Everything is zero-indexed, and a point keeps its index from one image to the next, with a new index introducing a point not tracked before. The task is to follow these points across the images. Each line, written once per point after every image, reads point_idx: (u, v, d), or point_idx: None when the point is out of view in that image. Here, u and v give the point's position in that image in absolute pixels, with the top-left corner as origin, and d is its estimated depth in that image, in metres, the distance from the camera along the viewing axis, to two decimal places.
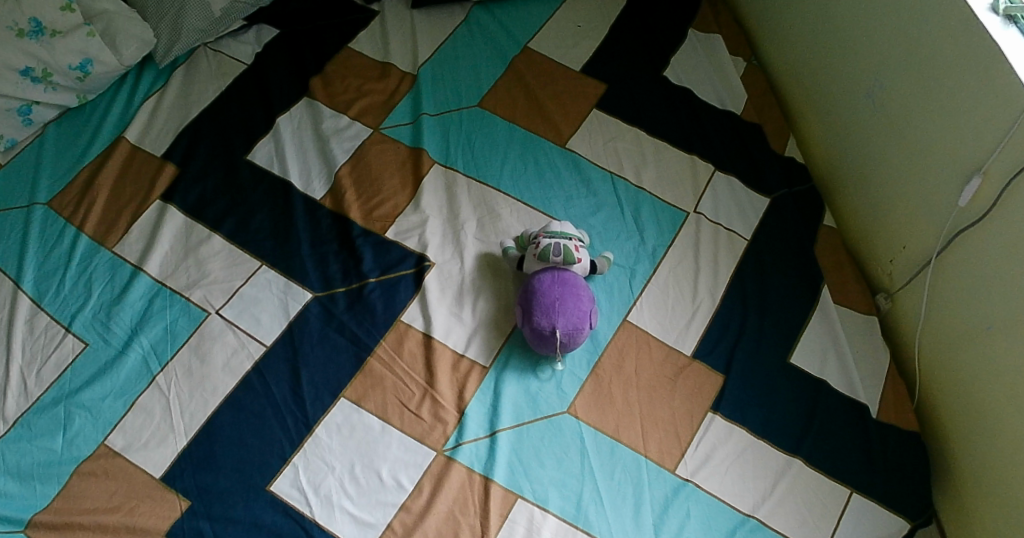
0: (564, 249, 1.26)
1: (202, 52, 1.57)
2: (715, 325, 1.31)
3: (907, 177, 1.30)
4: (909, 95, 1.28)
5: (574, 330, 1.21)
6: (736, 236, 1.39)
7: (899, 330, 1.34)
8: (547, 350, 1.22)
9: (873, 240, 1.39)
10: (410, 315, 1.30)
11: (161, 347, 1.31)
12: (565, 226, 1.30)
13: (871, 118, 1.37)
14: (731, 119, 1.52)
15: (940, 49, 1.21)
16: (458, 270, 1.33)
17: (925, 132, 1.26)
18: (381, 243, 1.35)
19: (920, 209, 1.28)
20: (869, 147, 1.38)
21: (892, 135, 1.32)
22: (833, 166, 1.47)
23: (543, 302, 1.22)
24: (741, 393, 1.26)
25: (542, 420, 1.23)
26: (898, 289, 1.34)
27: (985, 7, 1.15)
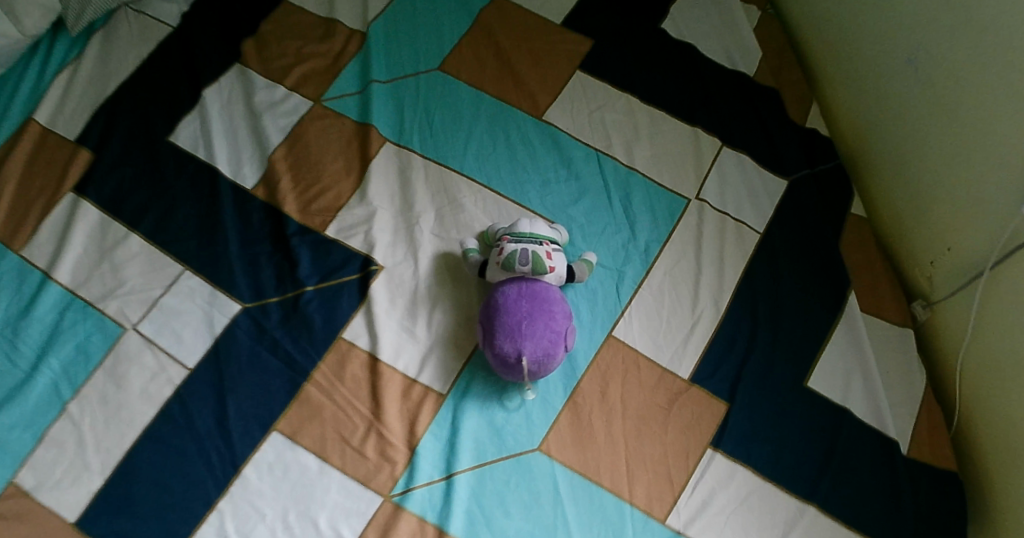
0: (533, 257, 1.03)
1: (123, 15, 1.35)
2: (717, 341, 1.10)
3: (960, 172, 1.12)
4: (968, 76, 1.09)
5: (545, 357, 1.00)
6: (747, 228, 1.18)
7: (937, 344, 1.19)
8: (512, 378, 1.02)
9: (911, 239, 1.22)
10: (353, 332, 1.08)
11: (76, 367, 1.10)
12: (535, 226, 1.08)
13: (917, 99, 1.18)
14: (740, 81, 1.30)
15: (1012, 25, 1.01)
16: (411, 275, 1.10)
17: (987, 122, 1.07)
18: (320, 243, 1.13)
19: (974, 211, 1.10)
20: (920, 125, 1.18)
21: (945, 121, 1.13)
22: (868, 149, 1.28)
23: (508, 323, 1.01)
24: (746, 426, 1.07)
25: (510, 459, 1.03)
26: (941, 299, 1.17)
27: None
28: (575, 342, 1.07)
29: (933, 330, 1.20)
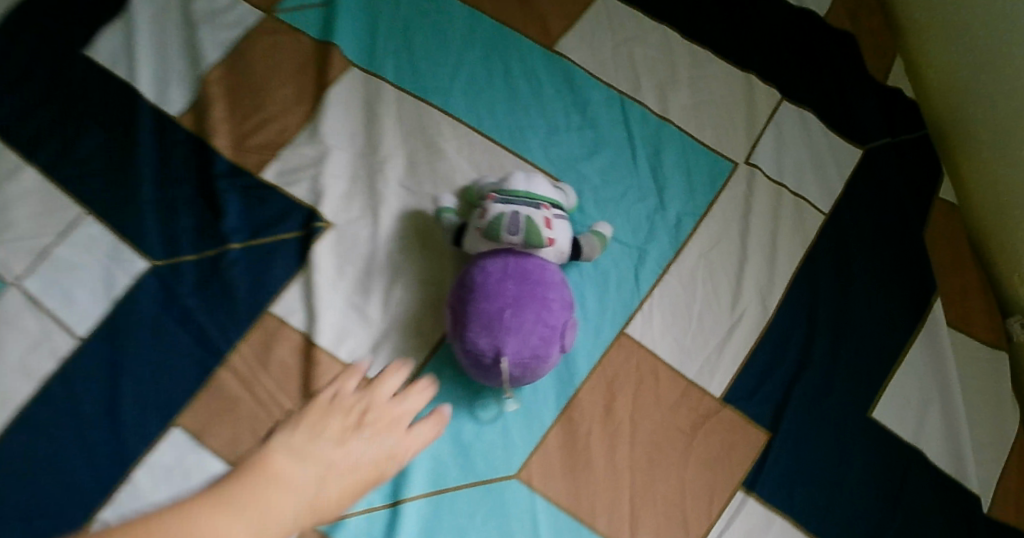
0: (526, 223, 0.76)
1: None
2: (761, 350, 0.84)
3: None
4: None
5: (532, 360, 0.75)
6: (807, 205, 0.91)
7: None
8: (487, 382, 0.77)
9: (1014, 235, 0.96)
10: (286, 307, 0.83)
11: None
12: (534, 182, 0.79)
13: None
14: (808, 21, 1.03)
15: None
16: (368, 238, 0.85)
17: None
18: (254, 189, 0.87)
19: None
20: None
21: None
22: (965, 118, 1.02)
23: (486, 312, 0.75)
24: (790, 464, 0.82)
25: (478, 485, 0.77)
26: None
27: None
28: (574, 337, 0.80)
29: None
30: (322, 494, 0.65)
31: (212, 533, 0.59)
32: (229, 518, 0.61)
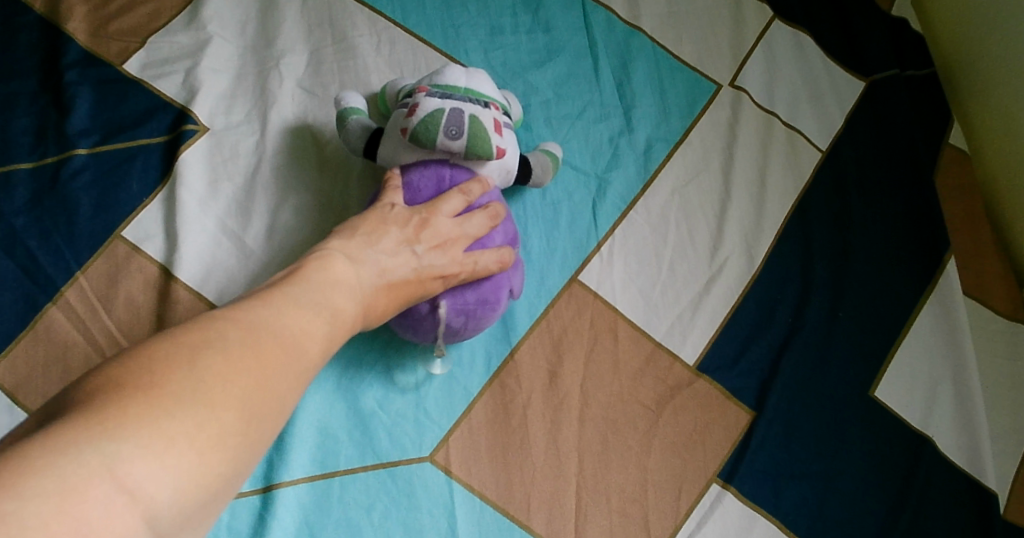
0: (471, 125, 0.57)
1: None
2: (744, 310, 0.68)
3: None
4: None
5: (477, 306, 0.57)
6: (801, 138, 0.75)
7: None
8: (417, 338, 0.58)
9: None
10: (141, 230, 0.64)
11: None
12: (478, 78, 0.61)
13: None
14: None
15: None
16: (254, 149, 0.67)
17: None
18: (112, 82, 0.68)
19: None
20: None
21: None
22: (979, 54, 0.86)
23: None
24: (778, 453, 0.65)
25: (377, 470, 0.59)
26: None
27: None
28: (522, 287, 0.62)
29: None
30: (373, 307, 0.48)
31: (272, 320, 0.40)
32: (300, 309, 0.42)
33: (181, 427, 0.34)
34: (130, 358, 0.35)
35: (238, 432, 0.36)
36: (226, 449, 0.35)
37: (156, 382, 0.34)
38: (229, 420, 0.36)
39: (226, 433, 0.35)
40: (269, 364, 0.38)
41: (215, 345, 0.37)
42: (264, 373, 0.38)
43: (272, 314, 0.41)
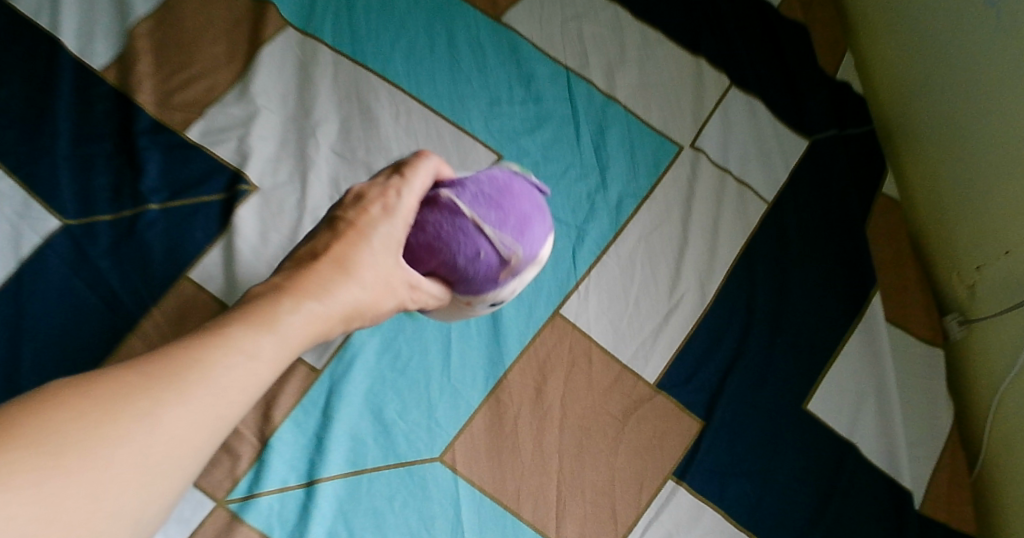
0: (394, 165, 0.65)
1: None
2: (698, 338, 0.82)
3: None
4: None
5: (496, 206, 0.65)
6: (750, 192, 0.90)
7: (961, 369, 0.96)
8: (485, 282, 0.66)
9: (953, 232, 0.97)
10: (204, 272, 0.78)
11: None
12: None
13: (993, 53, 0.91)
14: (761, 12, 1.01)
15: None
16: (295, 204, 0.81)
17: None
18: (177, 147, 0.83)
19: None
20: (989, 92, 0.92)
21: None
22: (907, 115, 1.02)
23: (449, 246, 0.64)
24: (724, 455, 0.80)
25: (397, 468, 0.74)
26: (983, 315, 0.93)
27: None
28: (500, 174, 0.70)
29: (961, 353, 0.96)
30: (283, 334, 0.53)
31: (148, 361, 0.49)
32: (178, 350, 0.50)
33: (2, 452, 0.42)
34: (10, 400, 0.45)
35: (54, 459, 0.43)
36: (86, 446, 0.44)
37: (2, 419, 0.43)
38: (49, 443, 0.43)
39: (44, 456, 0.42)
40: (116, 402, 0.46)
41: (75, 385, 0.46)
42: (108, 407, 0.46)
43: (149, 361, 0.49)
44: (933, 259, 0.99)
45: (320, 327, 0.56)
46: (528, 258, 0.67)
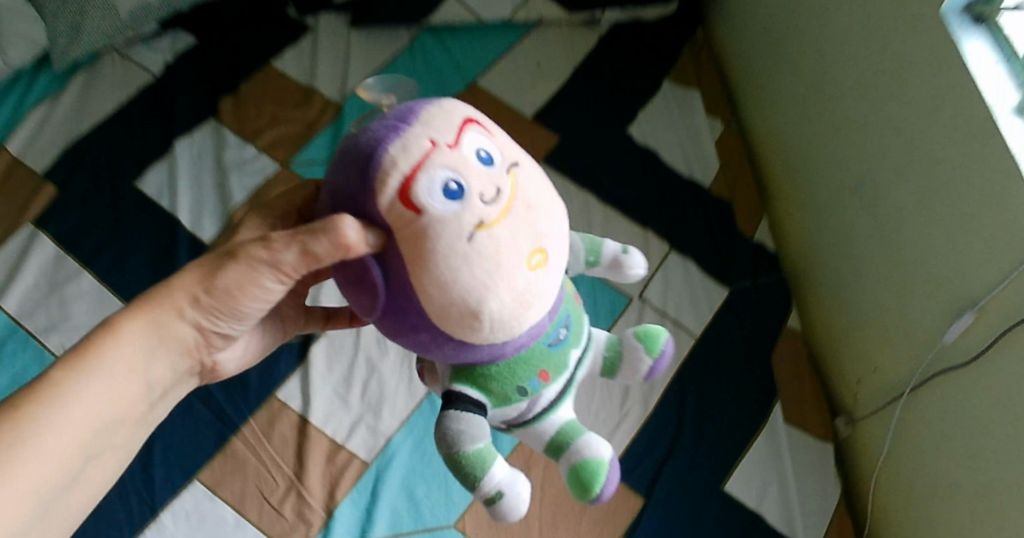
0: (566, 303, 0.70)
1: (109, 59, 1.38)
2: (642, 438, 1.14)
3: (892, 291, 1.12)
4: (901, 198, 1.09)
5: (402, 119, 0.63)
6: (683, 331, 1.23)
7: (855, 459, 1.22)
8: (395, 126, 0.62)
9: (840, 352, 1.25)
10: (287, 392, 1.10)
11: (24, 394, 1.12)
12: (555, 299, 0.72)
13: (859, 216, 1.18)
14: (696, 191, 1.35)
15: (947, 153, 1.01)
16: (352, 343, 1.14)
17: (918, 247, 1.07)
18: None
19: (899, 335, 1.11)
20: (846, 247, 1.22)
21: (883, 240, 1.13)
22: (806, 260, 1.32)
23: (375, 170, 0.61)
24: (658, 523, 1.09)
25: (424, 532, 1.04)
26: (862, 416, 1.20)
27: (1010, 107, 0.95)
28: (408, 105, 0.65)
29: (853, 446, 1.23)
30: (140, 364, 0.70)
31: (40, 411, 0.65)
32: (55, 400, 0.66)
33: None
34: None
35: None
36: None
37: None
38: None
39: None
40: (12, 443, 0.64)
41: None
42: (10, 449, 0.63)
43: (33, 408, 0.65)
44: (829, 373, 1.27)
45: (150, 366, 0.71)
46: (437, 111, 0.63)
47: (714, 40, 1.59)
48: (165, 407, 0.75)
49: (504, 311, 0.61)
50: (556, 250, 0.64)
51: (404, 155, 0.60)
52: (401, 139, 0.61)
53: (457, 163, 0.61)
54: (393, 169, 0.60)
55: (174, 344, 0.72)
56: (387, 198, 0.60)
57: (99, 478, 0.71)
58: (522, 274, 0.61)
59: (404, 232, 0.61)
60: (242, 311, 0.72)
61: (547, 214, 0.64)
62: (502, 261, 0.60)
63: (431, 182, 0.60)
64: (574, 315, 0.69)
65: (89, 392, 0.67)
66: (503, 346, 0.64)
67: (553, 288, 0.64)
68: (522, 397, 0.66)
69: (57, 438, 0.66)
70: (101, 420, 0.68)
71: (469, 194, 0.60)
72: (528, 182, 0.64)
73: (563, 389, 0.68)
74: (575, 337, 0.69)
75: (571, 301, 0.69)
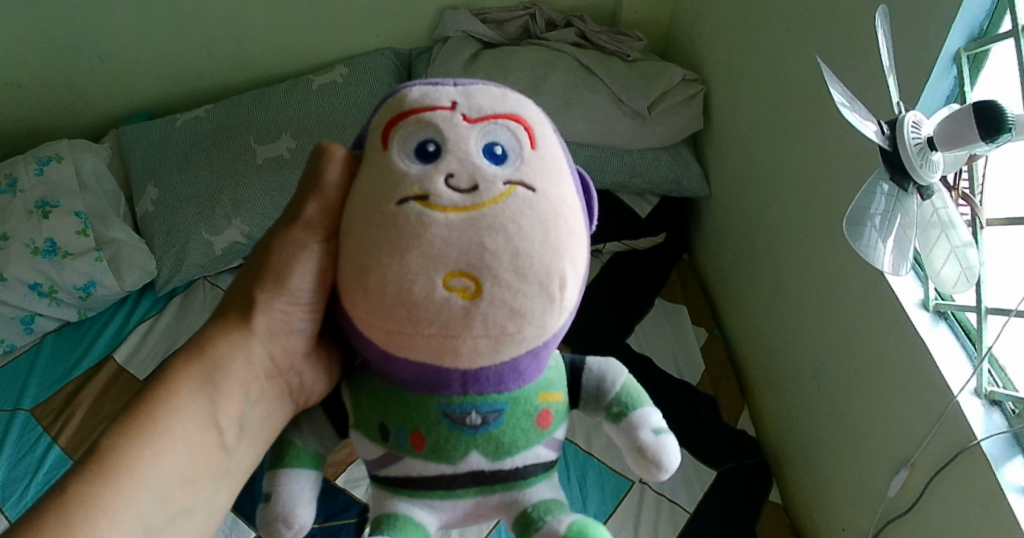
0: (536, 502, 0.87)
1: (201, 285, 1.69)
2: None
3: (848, 456, 1.35)
4: (848, 382, 1.34)
5: (447, 93, 0.83)
6: (679, 507, 1.45)
7: None
8: (453, 89, 0.84)
9: (814, 517, 1.46)
10: None
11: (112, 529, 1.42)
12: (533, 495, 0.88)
13: (818, 395, 1.43)
14: (685, 388, 1.63)
15: (875, 342, 1.26)
16: None
17: (864, 421, 1.30)
18: (330, 489, 1.41)
19: (858, 491, 1.33)
20: (807, 428, 1.47)
21: (838, 415, 1.37)
22: (781, 441, 1.57)
23: (394, 117, 0.83)
24: None
25: None
26: None
27: (915, 302, 1.20)
28: (483, 86, 0.85)
29: None
30: (221, 381, 0.91)
31: (152, 422, 0.86)
32: (160, 415, 0.86)
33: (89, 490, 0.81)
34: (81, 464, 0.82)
35: (106, 482, 0.82)
36: (118, 479, 0.82)
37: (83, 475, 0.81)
38: (108, 476, 0.82)
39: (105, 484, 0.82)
40: (130, 447, 0.84)
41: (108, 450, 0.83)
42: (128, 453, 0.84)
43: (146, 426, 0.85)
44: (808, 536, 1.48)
45: (235, 381, 0.92)
46: (494, 100, 0.84)
47: (697, 263, 1.92)
48: (258, 429, 0.93)
49: (389, 288, 0.79)
50: (491, 295, 0.78)
51: (423, 96, 0.83)
52: (437, 90, 0.84)
53: (452, 136, 0.81)
54: (411, 100, 0.83)
55: (244, 363, 0.92)
56: (387, 125, 0.83)
57: (212, 510, 0.90)
58: (434, 279, 0.78)
59: (373, 177, 0.83)
60: (286, 303, 0.93)
61: (506, 251, 0.78)
62: (414, 251, 0.78)
63: (422, 137, 0.82)
64: (508, 438, 0.84)
65: (179, 426, 0.87)
66: (396, 362, 0.82)
67: (461, 319, 0.78)
68: (385, 442, 0.86)
69: (161, 471, 0.85)
70: (198, 443, 0.88)
71: (438, 162, 0.81)
72: (503, 209, 0.79)
73: (433, 472, 0.85)
74: (495, 455, 0.85)
75: (509, 425, 0.84)
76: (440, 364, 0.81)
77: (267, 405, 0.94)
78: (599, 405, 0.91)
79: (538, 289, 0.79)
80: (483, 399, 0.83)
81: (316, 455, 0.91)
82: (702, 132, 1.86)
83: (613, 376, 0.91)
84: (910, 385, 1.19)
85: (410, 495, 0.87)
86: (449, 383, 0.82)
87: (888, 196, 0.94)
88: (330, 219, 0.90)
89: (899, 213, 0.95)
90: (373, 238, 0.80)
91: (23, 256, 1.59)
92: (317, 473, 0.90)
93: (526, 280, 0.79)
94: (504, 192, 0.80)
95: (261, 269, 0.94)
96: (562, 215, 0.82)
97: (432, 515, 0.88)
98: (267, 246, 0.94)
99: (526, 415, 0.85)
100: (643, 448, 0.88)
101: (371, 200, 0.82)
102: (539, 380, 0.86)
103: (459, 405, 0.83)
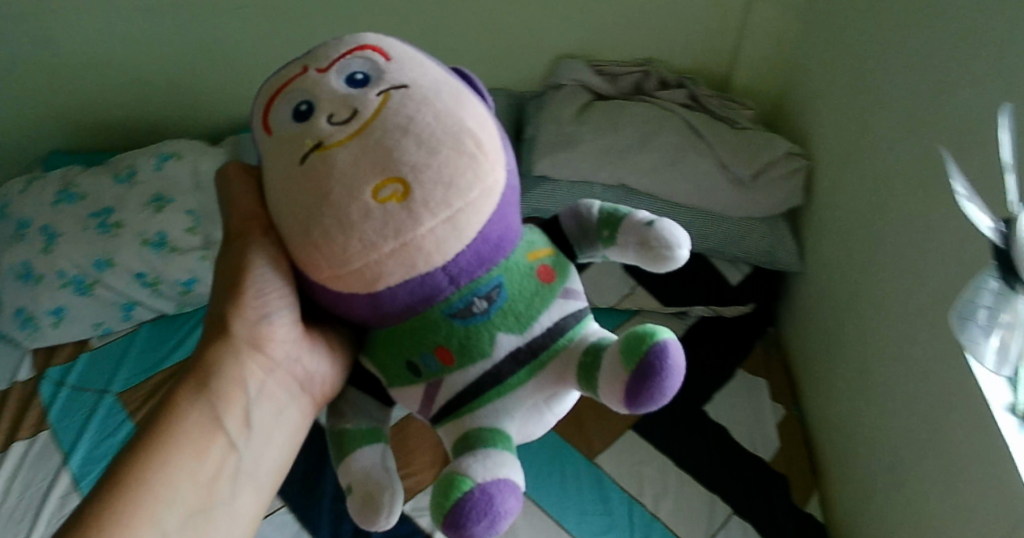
0: (594, 341, 0.85)
1: None
2: None
3: None
4: (925, 478, 1.32)
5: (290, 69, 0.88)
6: None
7: None
8: (296, 60, 0.89)
9: None
10: None
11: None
12: (590, 334, 0.86)
13: (894, 487, 1.41)
14: (758, 463, 1.61)
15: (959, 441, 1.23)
16: None
17: (943, 521, 1.27)
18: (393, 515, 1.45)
19: None
20: (883, 521, 1.43)
21: (914, 511, 1.34)
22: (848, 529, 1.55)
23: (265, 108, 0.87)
24: None
25: None
26: None
27: (1004, 405, 1.17)
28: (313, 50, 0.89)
29: None
30: (220, 391, 0.99)
31: (161, 439, 0.95)
32: (163, 434, 0.95)
33: (111, 510, 0.90)
34: (103, 488, 0.92)
35: (124, 500, 0.91)
36: (136, 496, 0.92)
37: (104, 500, 0.91)
38: (126, 493, 0.91)
39: (125, 501, 0.91)
40: (142, 467, 0.93)
41: (123, 473, 0.92)
42: (141, 471, 0.93)
43: (155, 446, 0.94)
44: None
45: (233, 386, 0.99)
46: (333, 47, 0.88)
47: (783, 339, 1.89)
48: (269, 425, 1.01)
49: (333, 233, 0.80)
50: (417, 182, 0.80)
51: (279, 77, 0.88)
52: (286, 69, 0.88)
53: (313, 88, 0.85)
54: (271, 86, 0.88)
55: (239, 367, 0.99)
56: (264, 110, 0.87)
57: (241, 505, 0.99)
58: (365, 200, 0.80)
59: (272, 152, 0.85)
60: (255, 306, 0.97)
61: (410, 142, 0.81)
62: (333, 188, 0.80)
63: (293, 101, 0.85)
64: (523, 305, 0.84)
65: (186, 432, 0.96)
66: (382, 300, 0.83)
67: (407, 222, 0.80)
68: (419, 377, 0.86)
69: (182, 476, 0.95)
70: (204, 448, 0.96)
71: (319, 114, 0.83)
72: (391, 110, 0.82)
73: (474, 375, 0.83)
74: (521, 327, 0.84)
75: (515, 291, 0.84)
76: (417, 276, 0.82)
77: (271, 400, 1.01)
78: (590, 240, 0.92)
79: (458, 154, 0.81)
80: (476, 283, 0.84)
81: (373, 428, 0.90)
82: (801, 210, 1.85)
83: (587, 208, 0.93)
84: (990, 494, 1.16)
85: (472, 412, 0.84)
86: (438, 285, 0.83)
87: (996, 293, 0.94)
88: (259, 218, 0.96)
89: (1006, 310, 0.94)
90: (302, 194, 0.82)
91: (133, 245, 1.66)
92: (383, 443, 0.90)
93: (440, 153, 0.81)
94: (382, 99, 0.83)
95: (224, 282, 1.00)
96: (443, 93, 0.84)
97: (508, 408, 0.84)
98: (222, 262, 1.01)
99: (527, 276, 0.85)
100: (646, 238, 0.89)
101: (282, 165, 0.84)
102: (519, 245, 0.87)
103: (459, 299, 0.83)
